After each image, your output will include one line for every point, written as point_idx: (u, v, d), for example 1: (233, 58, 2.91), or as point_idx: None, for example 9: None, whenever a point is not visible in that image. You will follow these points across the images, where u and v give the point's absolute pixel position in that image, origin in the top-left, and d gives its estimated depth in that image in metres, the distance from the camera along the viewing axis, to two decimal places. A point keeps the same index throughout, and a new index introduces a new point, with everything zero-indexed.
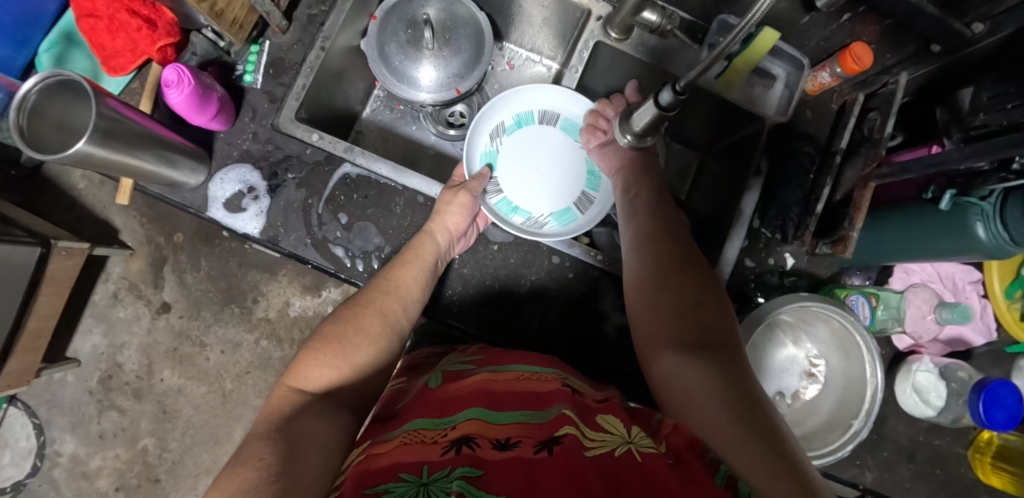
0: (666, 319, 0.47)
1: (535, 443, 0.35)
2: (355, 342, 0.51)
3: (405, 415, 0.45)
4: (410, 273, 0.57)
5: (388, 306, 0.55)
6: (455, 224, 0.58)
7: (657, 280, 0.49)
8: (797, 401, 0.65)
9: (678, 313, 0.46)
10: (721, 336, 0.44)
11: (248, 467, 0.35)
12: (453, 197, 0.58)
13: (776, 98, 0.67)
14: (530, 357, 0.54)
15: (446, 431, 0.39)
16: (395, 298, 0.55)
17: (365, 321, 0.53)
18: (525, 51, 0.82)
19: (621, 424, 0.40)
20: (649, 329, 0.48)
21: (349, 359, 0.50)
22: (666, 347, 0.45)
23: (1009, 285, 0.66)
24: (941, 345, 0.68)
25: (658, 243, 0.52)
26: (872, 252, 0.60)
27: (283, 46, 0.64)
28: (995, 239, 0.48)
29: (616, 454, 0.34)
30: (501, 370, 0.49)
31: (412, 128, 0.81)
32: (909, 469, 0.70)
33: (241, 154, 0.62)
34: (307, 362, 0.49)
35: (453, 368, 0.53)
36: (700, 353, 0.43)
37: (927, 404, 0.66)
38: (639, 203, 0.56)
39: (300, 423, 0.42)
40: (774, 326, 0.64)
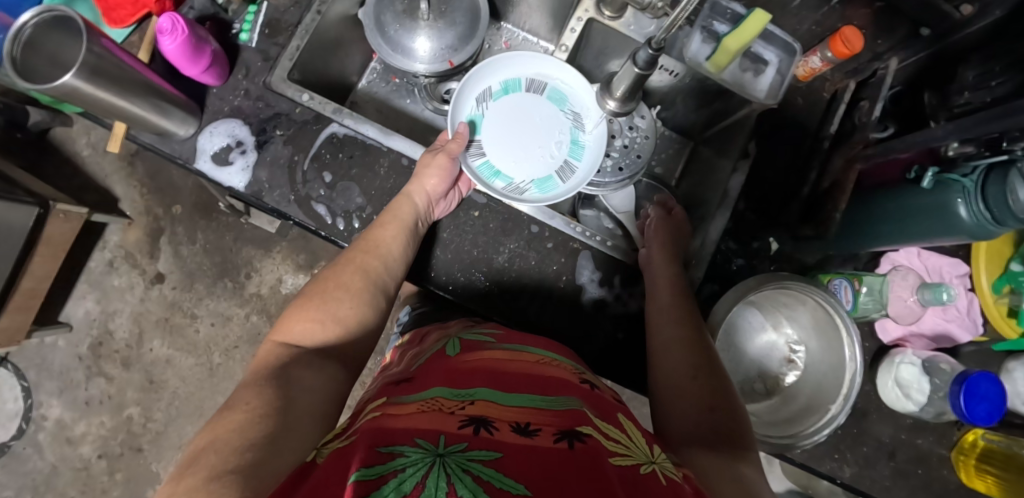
0: (687, 400, 0.49)
1: (556, 432, 0.35)
2: (338, 297, 0.52)
3: (420, 383, 0.44)
4: (390, 233, 0.56)
5: (370, 264, 0.55)
6: (433, 186, 0.58)
7: (677, 363, 0.52)
8: (777, 388, 0.64)
9: (695, 409, 0.48)
10: (734, 439, 0.45)
11: (236, 411, 0.37)
12: (431, 160, 0.59)
13: (767, 82, 0.64)
14: (548, 345, 0.54)
15: (464, 404, 0.38)
16: (375, 256, 0.55)
17: (347, 278, 0.54)
18: (523, 33, 0.83)
19: (641, 438, 0.39)
20: (672, 406, 0.50)
21: (332, 313, 0.51)
22: (679, 439, 0.46)
23: (996, 281, 0.66)
24: (926, 340, 0.67)
25: (686, 316, 0.55)
26: (857, 234, 0.59)
27: (281, 8, 0.65)
28: (978, 219, 0.47)
29: (641, 471, 0.33)
30: (520, 350, 0.50)
31: (406, 102, 0.82)
32: (889, 468, 0.69)
33: (231, 110, 0.63)
34: (293, 318, 0.50)
35: (471, 337, 0.54)
36: (713, 446, 0.44)
37: (908, 399, 0.65)
38: (663, 268, 0.59)
39: (291, 374, 0.43)
40: (752, 310, 0.65)
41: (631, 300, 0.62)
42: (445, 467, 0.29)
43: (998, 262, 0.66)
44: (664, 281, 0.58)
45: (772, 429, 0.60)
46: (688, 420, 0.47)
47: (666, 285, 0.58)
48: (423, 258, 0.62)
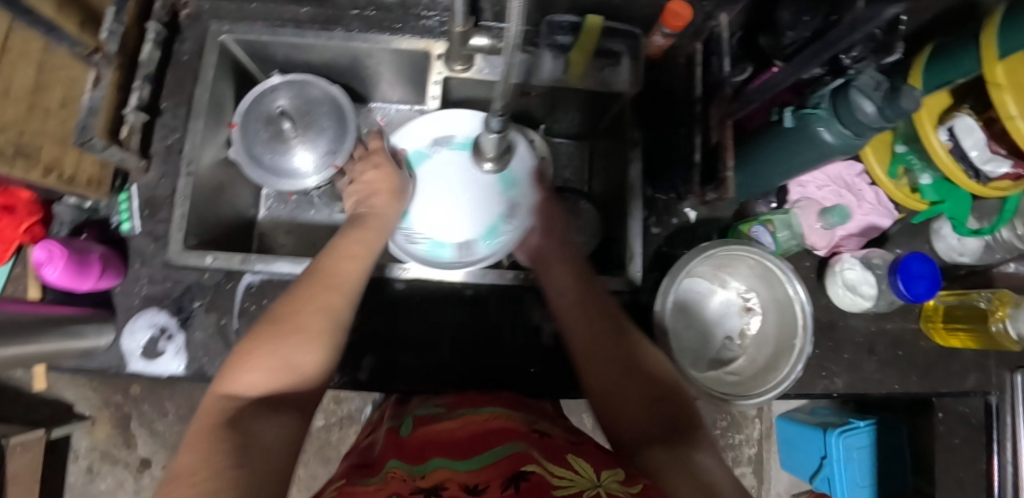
0: (629, 400, 0.48)
1: (502, 482, 0.38)
2: (295, 342, 0.45)
3: (380, 464, 0.46)
4: (350, 267, 0.53)
5: (333, 299, 0.49)
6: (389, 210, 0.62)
7: (609, 364, 0.52)
8: (746, 338, 0.67)
9: (640, 405, 0.48)
10: (688, 428, 0.44)
11: (182, 483, 0.30)
12: (371, 220, 0.60)
13: (626, 73, 0.69)
14: (488, 398, 0.58)
15: (418, 477, 0.41)
16: (342, 292, 0.50)
17: (307, 318, 0.47)
18: (395, 105, 0.82)
19: (589, 468, 0.42)
20: (616, 408, 0.49)
21: (287, 360, 0.44)
22: (639, 445, 0.45)
23: (889, 166, 0.68)
24: (857, 238, 0.72)
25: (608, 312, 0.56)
26: (757, 180, 0.63)
27: (149, 183, 0.64)
28: (844, 139, 0.51)
29: (583, 494, 0.36)
30: (467, 415, 0.53)
31: (311, 213, 0.79)
32: (873, 361, 0.73)
33: (143, 300, 0.62)
34: (239, 364, 0.43)
35: (424, 412, 0.57)
36: (688, 438, 0.43)
37: (860, 296, 0.70)
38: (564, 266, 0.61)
39: (246, 425, 0.37)
40: (696, 280, 0.67)
41: None
42: None
43: (884, 149, 0.69)
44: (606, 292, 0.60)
45: (754, 384, 0.62)
46: (640, 425, 0.46)
47: (565, 277, 0.60)
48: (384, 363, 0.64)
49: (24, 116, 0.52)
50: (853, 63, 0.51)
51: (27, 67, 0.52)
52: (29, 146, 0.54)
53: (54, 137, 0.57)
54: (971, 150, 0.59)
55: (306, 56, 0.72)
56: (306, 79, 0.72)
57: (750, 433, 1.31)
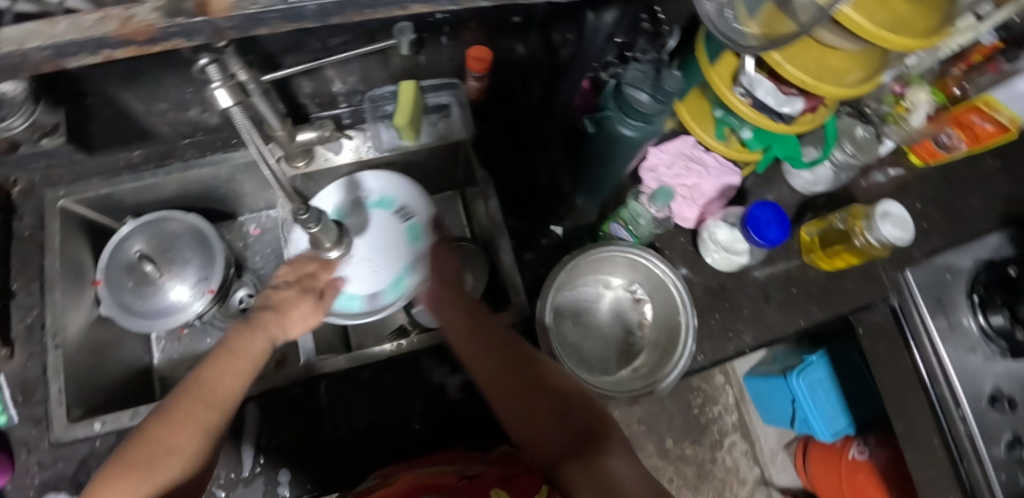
0: (541, 421, 0.52)
1: None
2: (163, 458, 0.42)
3: None
4: (230, 372, 0.47)
5: (196, 418, 0.44)
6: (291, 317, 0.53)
7: (517, 384, 0.54)
8: (646, 327, 0.70)
9: (546, 422, 0.52)
10: (598, 437, 0.50)
11: None
12: (299, 303, 0.54)
13: (458, 121, 0.72)
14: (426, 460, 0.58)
15: None
16: (218, 410, 0.46)
17: (175, 438, 0.43)
18: (263, 212, 0.83)
19: None
20: (530, 428, 0.52)
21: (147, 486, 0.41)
22: (559, 460, 0.49)
23: (715, 131, 0.73)
24: (716, 201, 0.77)
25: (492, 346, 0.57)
26: (602, 178, 0.67)
27: (17, 368, 0.62)
28: (640, 130, 0.56)
29: None
30: (400, 477, 0.54)
31: (206, 341, 0.78)
32: (772, 306, 0.77)
33: (40, 485, 0.60)
34: None
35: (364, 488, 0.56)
36: (598, 448, 0.48)
37: (734, 255, 0.74)
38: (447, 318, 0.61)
39: None
40: (580, 289, 0.70)
41: None
42: None
43: (705, 116, 0.73)
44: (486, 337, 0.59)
45: (657, 369, 0.64)
46: (553, 441, 0.51)
47: (457, 323, 0.59)
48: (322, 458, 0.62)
49: None
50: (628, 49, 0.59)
51: None
52: None
53: None
54: (766, 98, 0.64)
55: (155, 194, 0.73)
56: (160, 216, 0.72)
57: (727, 401, 1.35)
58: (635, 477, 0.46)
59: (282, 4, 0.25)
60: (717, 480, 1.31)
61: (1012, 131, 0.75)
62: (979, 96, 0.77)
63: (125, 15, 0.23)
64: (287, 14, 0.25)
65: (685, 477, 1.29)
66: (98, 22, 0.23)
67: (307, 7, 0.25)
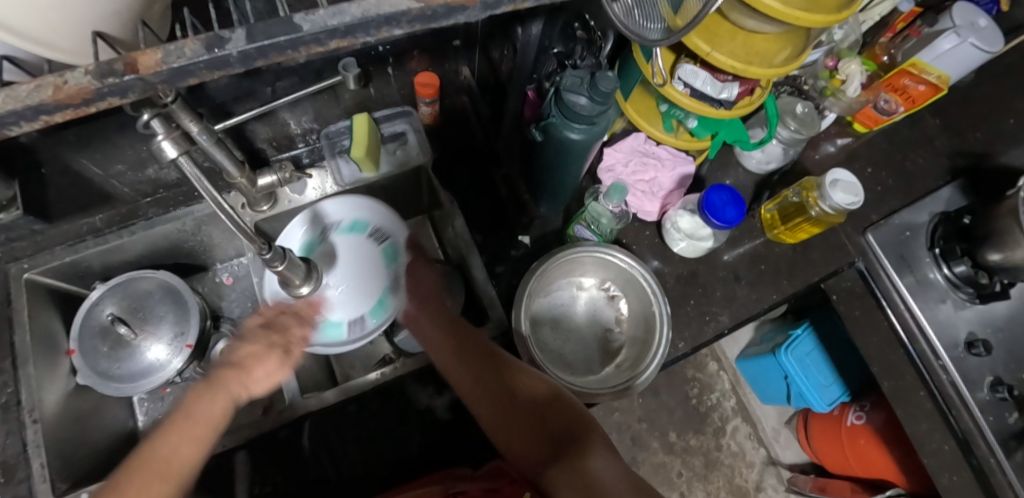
0: (514, 420, 0.54)
1: None
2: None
3: None
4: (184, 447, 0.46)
5: (153, 491, 0.43)
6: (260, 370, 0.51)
7: (487, 389, 0.56)
8: (623, 322, 0.71)
9: (528, 429, 0.54)
10: (570, 426, 0.52)
11: None
12: (266, 358, 0.52)
13: (415, 145, 0.73)
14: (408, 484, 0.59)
15: None
16: (172, 484, 0.45)
17: (147, 489, 0.43)
18: (234, 260, 0.83)
19: None
20: (508, 428, 0.54)
21: None
22: (538, 455, 0.52)
23: (664, 125, 0.76)
24: (676, 191, 0.79)
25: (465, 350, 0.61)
26: (559, 185, 0.69)
27: None
28: (586, 131, 0.58)
29: None
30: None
31: (190, 396, 0.77)
32: (743, 285, 0.79)
33: None
34: None
35: None
36: (575, 437, 0.51)
37: (698, 240, 0.76)
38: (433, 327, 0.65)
39: None
40: (556, 294, 0.71)
41: None
42: None
43: (652, 113, 0.76)
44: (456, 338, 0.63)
45: (638, 362, 0.65)
46: (528, 436, 0.53)
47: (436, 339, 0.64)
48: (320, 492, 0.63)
49: None
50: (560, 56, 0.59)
51: None
52: None
53: None
54: (705, 87, 0.67)
55: (122, 255, 0.73)
56: (129, 277, 0.72)
57: (723, 387, 1.37)
58: (614, 475, 0.47)
59: (207, 54, 0.26)
60: (726, 466, 1.31)
61: (943, 89, 0.77)
62: (906, 61, 0.82)
63: (57, 81, 0.24)
64: (213, 63, 0.27)
65: (693, 469, 1.30)
66: (31, 90, 0.24)
67: (231, 54, 0.26)
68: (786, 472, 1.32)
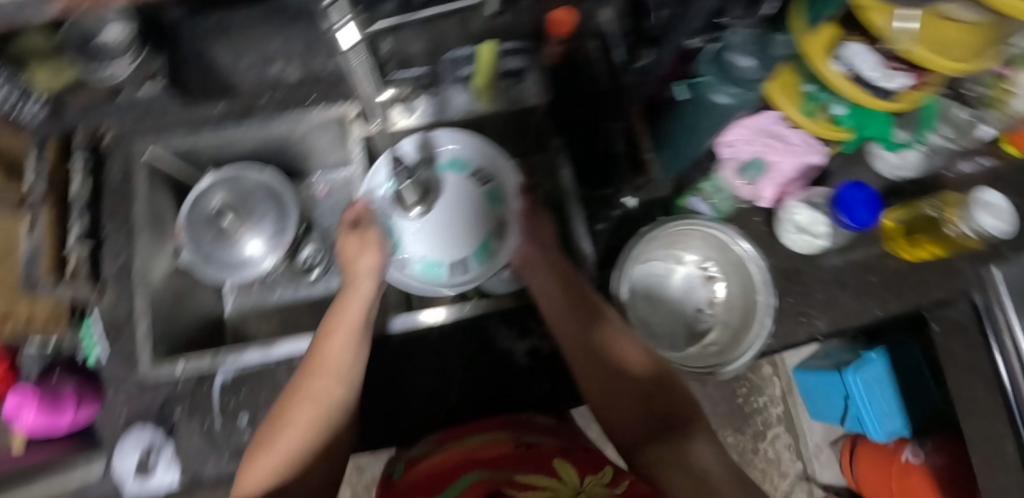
0: (621, 392, 0.55)
1: None
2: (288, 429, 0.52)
3: None
4: (338, 343, 0.56)
5: (323, 379, 0.54)
6: (369, 262, 0.61)
7: (598, 354, 0.56)
8: (716, 306, 0.68)
9: (631, 407, 0.54)
10: (677, 418, 0.52)
11: None
12: (363, 260, 0.61)
13: (535, 85, 0.71)
14: (475, 425, 0.58)
15: None
16: (334, 372, 0.54)
17: (315, 381, 0.54)
18: (331, 171, 0.83)
19: (572, 471, 0.47)
20: (616, 395, 0.55)
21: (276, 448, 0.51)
22: (641, 433, 0.53)
23: (804, 105, 0.70)
24: (796, 181, 0.74)
25: (567, 308, 0.58)
26: (680, 151, 0.65)
27: (108, 306, 0.66)
28: (738, 96, 0.55)
29: None
30: (455, 444, 0.54)
31: (275, 295, 0.79)
32: (844, 294, 0.74)
33: (127, 420, 0.63)
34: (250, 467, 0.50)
35: (414, 451, 0.58)
36: (677, 429, 0.51)
37: (815, 237, 0.71)
38: (547, 276, 0.61)
39: None
40: (653, 264, 0.69)
41: None
42: None
43: (793, 90, 0.70)
44: (553, 296, 0.59)
45: (729, 350, 0.63)
46: (628, 414, 0.54)
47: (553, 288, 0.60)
48: (382, 412, 0.64)
49: None
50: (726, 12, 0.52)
51: None
52: None
53: None
54: (869, 72, 0.62)
55: (233, 147, 0.74)
56: (237, 171, 0.73)
57: (773, 393, 1.30)
58: (719, 463, 0.47)
59: None
60: (758, 471, 1.29)
61: None
62: None
63: None
64: None
65: None
66: None
67: None
68: (819, 491, 1.29)
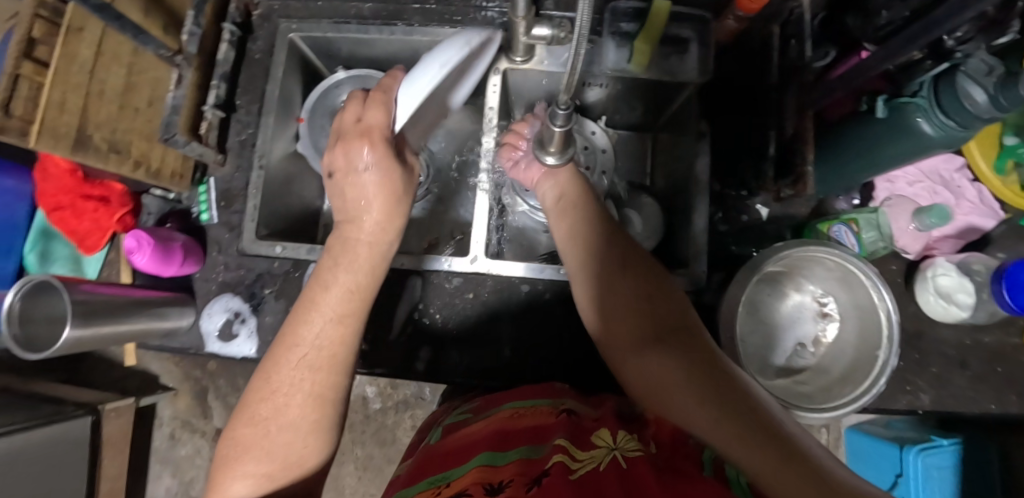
0: (627, 317, 0.46)
1: (526, 482, 0.32)
2: (272, 415, 0.41)
3: (413, 476, 0.42)
4: (332, 324, 0.45)
5: (311, 369, 0.43)
6: (362, 195, 0.48)
7: (599, 281, 0.49)
8: (821, 347, 0.63)
9: (634, 319, 0.45)
10: (679, 328, 0.43)
11: None
12: (366, 186, 0.47)
13: (696, 59, 0.65)
14: (527, 389, 0.51)
15: (440, 490, 0.36)
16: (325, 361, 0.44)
17: (301, 370, 0.42)
18: None
19: (605, 431, 0.37)
20: (615, 324, 0.47)
21: (269, 445, 0.40)
22: (634, 349, 0.44)
23: (997, 159, 0.64)
24: (952, 240, 0.66)
25: (581, 243, 0.52)
26: (843, 171, 0.58)
27: (225, 176, 0.68)
28: (947, 130, 0.47)
29: (603, 468, 0.32)
30: (496, 413, 0.47)
31: None
32: (967, 377, 0.65)
33: (219, 286, 0.66)
34: (230, 457, 0.40)
35: (453, 420, 0.52)
36: (671, 344, 0.41)
37: (955, 306, 0.63)
38: (567, 205, 0.57)
39: None
40: (762, 284, 0.64)
41: None
42: None
43: (991, 140, 0.64)
44: (561, 221, 0.55)
45: (824, 398, 0.57)
46: (628, 330, 0.46)
47: (580, 207, 0.54)
48: (453, 350, 0.64)
49: (116, 115, 0.58)
50: (957, 44, 0.46)
51: (117, 69, 0.58)
52: (120, 142, 0.58)
53: (143, 133, 0.61)
54: None
55: (369, 50, 0.73)
56: (368, 73, 0.73)
57: None
58: (740, 376, 0.38)
59: None
60: None
61: None
62: None
63: None
64: None
65: None
66: None
67: None
68: None
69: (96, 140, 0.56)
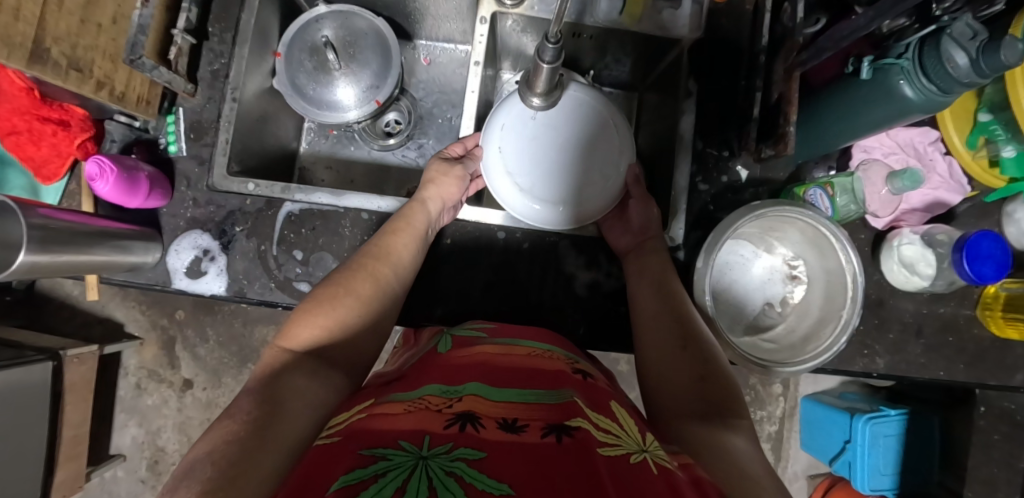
0: (675, 372, 0.49)
1: (544, 426, 0.34)
2: (348, 302, 0.50)
3: (413, 380, 0.43)
4: (403, 241, 0.57)
5: (381, 270, 0.54)
6: (449, 193, 0.62)
7: (665, 332, 0.52)
8: (788, 307, 0.65)
9: (687, 382, 0.48)
10: (720, 412, 0.45)
11: (235, 420, 0.36)
12: (446, 175, 0.62)
13: (687, 15, 0.64)
14: (527, 331, 0.53)
15: (452, 401, 0.37)
16: (390, 268, 0.55)
17: (366, 281, 0.53)
18: (439, 43, 0.79)
19: (635, 425, 0.39)
20: (664, 375, 0.50)
21: (337, 318, 0.49)
22: (671, 417, 0.46)
23: (969, 135, 0.66)
24: (919, 214, 0.67)
25: (652, 290, 0.56)
26: (822, 133, 0.59)
27: (195, 107, 0.65)
28: (926, 94, 0.48)
29: (632, 460, 0.33)
30: (513, 345, 0.48)
31: (350, 149, 0.78)
32: (920, 345, 0.68)
33: (188, 222, 0.64)
34: (300, 322, 0.48)
35: (462, 332, 0.52)
36: (715, 422, 0.43)
37: (917, 276, 0.65)
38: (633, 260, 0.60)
39: (289, 380, 0.41)
40: (741, 242, 0.66)
41: (619, 273, 0.64)
42: (428, 471, 0.28)
43: (965, 114, 0.66)
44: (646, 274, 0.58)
45: (791, 354, 0.60)
46: (678, 393, 0.48)
47: (651, 269, 0.58)
48: (427, 296, 0.64)
49: (77, 29, 0.54)
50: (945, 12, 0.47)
51: None
52: (82, 59, 0.55)
53: (106, 52, 0.58)
54: None
55: None
56: (351, 9, 0.70)
57: (772, 412, 1.14)
58: (762, 465, 0.39)
59: None
60: None
61: None
62: None
63: None
64: None
65: None
66: None
67: None
68: None
69: (54, 54, 0.52)
